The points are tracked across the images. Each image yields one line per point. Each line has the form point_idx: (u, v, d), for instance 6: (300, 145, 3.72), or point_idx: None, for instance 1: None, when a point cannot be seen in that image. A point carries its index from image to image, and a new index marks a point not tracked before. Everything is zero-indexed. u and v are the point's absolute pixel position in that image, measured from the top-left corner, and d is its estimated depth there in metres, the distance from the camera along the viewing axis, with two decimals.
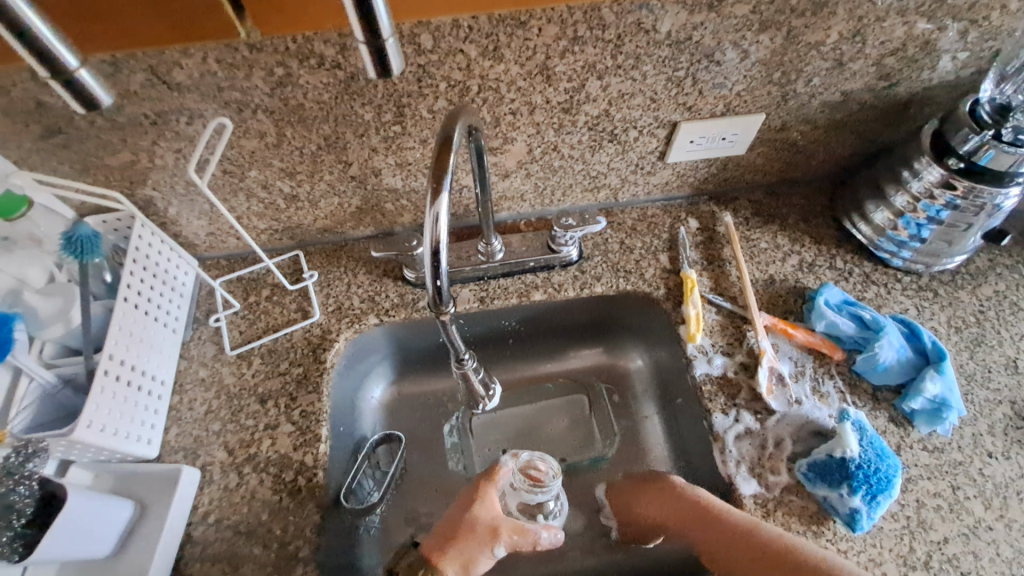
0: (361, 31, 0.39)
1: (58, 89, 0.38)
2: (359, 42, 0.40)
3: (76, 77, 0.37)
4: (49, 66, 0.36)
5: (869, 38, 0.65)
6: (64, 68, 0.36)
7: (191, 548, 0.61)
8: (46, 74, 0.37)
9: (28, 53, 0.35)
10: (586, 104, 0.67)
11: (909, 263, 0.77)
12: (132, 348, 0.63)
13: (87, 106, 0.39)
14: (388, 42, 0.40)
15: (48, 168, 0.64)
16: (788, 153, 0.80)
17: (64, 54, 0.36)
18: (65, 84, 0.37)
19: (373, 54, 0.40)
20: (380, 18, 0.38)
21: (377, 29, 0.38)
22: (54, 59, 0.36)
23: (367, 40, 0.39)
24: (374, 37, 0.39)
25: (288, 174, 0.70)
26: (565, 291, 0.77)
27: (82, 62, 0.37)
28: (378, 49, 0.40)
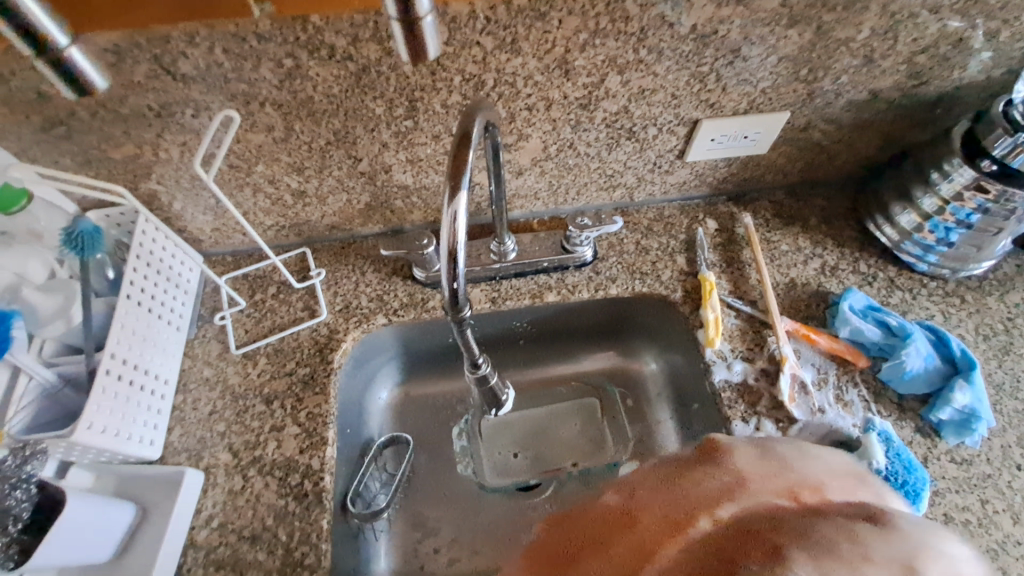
0: (396, 7, 0.36)
1: (49, 73, 0.36)
2: (393, 21, 0.37)
3: (66, 58, 0.35)
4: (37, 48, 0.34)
5: (901, 34, 0.62)
6: (50, 48, 0.35)
7: (193, 553, 0.60)
8: (32, 54, 0.35)
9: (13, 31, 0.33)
10: (605, 100, 0.65)
11: (935, 268, 0.74)
12: (134, 347, 0.61)
13: (82, 91, 0.38)
14: (424, 19, 0.37)
15: (50, 161, 0.62)
16: (810, 153, 0.77)
17: (52, 31, 0.34)
18: (52, 64, 0.35)
19: (407, 35, 0.38)
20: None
21: (412, 5, 0.36)
22: (43, 41, 0.34)
23: (402, 17, 0.36)
24: (407, 16, 0.36)
25: (296, 170, 0.68)
26: (579, 292, 0.75)
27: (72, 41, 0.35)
28: (412, 29, 0.37)
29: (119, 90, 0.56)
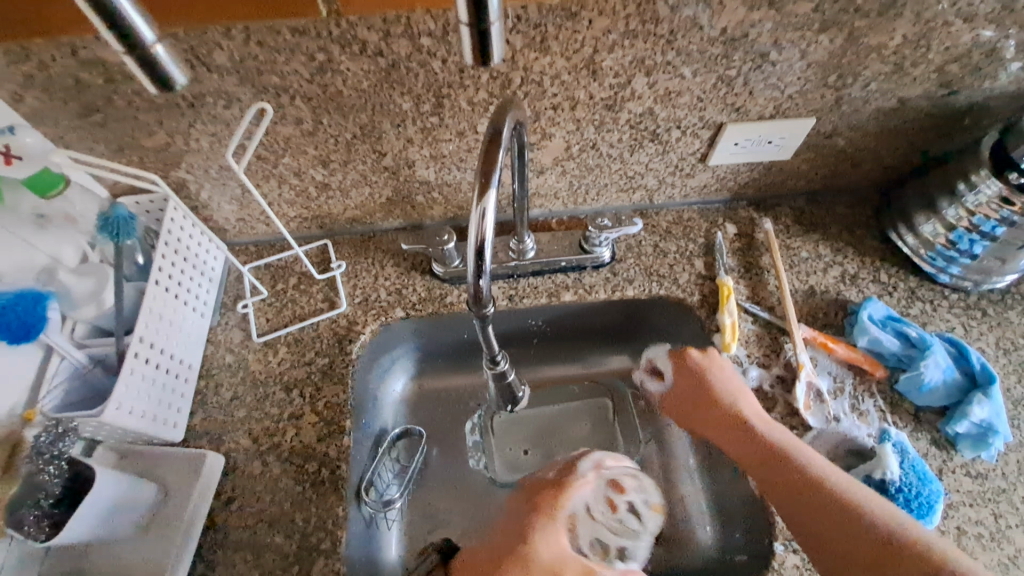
0: (467, 13, 0.36)
1: (133, 70, 0.36)
2: (462, 25, 0.37)
3: (152, 54, 0.34)
4: (121, 36, 0.33)
5: (933, 43, 0.61)
6: (139, 43, 0.34)
7: (213, 534, 0.61)
8: (122, 51, 0.34)
9: (103, 24, 0.33)
10: (630, 102, 0.65)
11: (957, 280, 0.73)
12: (161, 332, 0.63)
13: (161, 87, 0.37)
14: (492, 27, 0.37)
15: (85, 147, 0.64)
16: (834, 160, 0.77)
17: (142, 30, 0.34)
18: (144, 66, 0.35)
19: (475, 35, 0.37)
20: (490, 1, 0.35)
21: (485, 11, 0.36)
22: (125, 28, 0.33)
23: (472, 23, 0.36)
24: (479, 22, 0.36)
25: (322, 163, 0.69)
26: (596, 293, 0.75)
27: (159, 39, 0.35)
28: (480, 34, 0.37)
29: None
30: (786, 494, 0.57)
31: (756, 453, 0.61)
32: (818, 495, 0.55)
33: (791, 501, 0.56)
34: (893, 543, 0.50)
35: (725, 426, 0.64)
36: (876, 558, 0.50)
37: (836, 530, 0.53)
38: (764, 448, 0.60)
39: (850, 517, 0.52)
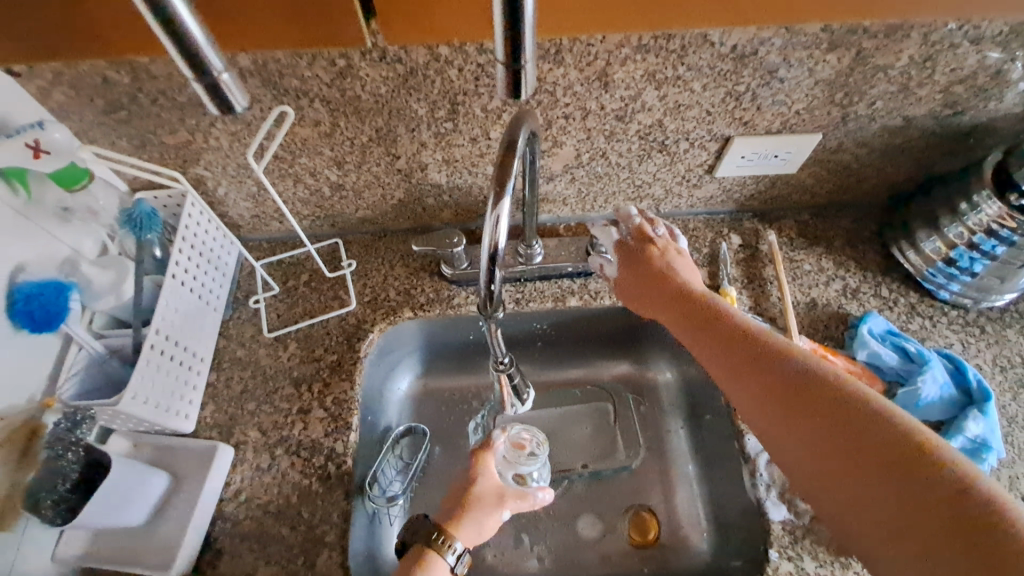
0: (505, 54, 0.39)
1: (200, 91, 0.39)
2: (499, 62, 0.40)
3: (219, 81, 0.38)
4: (196, 67, 0.37)
5: (940, 64, 0.62)
6: (209, 73, 0.38)
7: (221, 524, 0.63)
8: (194, 78, 0.38)
9: (182, 57, 0.36)
10: (640, 113, 0.66)
11: (957, 297, 0.74)
12: (177, 324, 0.65)
13: (223, 109, 0.41)
14: (525, 67, 0.40)
15: (107, 142, 0.65)
16: (839, 176, 0.78)
17: (213, 60, 0.37)
18: (209, 88, 0.39)
19: (509, 77, 0.40)
20: (526, 46, 0.38)
21: (520, 54, 0.38)
22: (201, 61, 0.37)
23: (507, 63, 0.39)
24: (514, 62, 0.39)
25: (336, 164, 0.70)
26: (601, 298, 0.76)
27: (226, 68, 0.38)
28: (514, 72, 0.40)
29: (179, 80, 0.59)
30: (843, 430, 0.45)
31: (733, 347, 0.55)
32: (792, 383, 0.50)
33: (762, 394, 0.51)
34: (905, 442, 0.42)
35: (693, 319, 0.61)
36: (886, 465, 0.43)
37: (809, 419, 0.48)
38: (734, 338, 0.56)
39: (826, 405, 0.47)
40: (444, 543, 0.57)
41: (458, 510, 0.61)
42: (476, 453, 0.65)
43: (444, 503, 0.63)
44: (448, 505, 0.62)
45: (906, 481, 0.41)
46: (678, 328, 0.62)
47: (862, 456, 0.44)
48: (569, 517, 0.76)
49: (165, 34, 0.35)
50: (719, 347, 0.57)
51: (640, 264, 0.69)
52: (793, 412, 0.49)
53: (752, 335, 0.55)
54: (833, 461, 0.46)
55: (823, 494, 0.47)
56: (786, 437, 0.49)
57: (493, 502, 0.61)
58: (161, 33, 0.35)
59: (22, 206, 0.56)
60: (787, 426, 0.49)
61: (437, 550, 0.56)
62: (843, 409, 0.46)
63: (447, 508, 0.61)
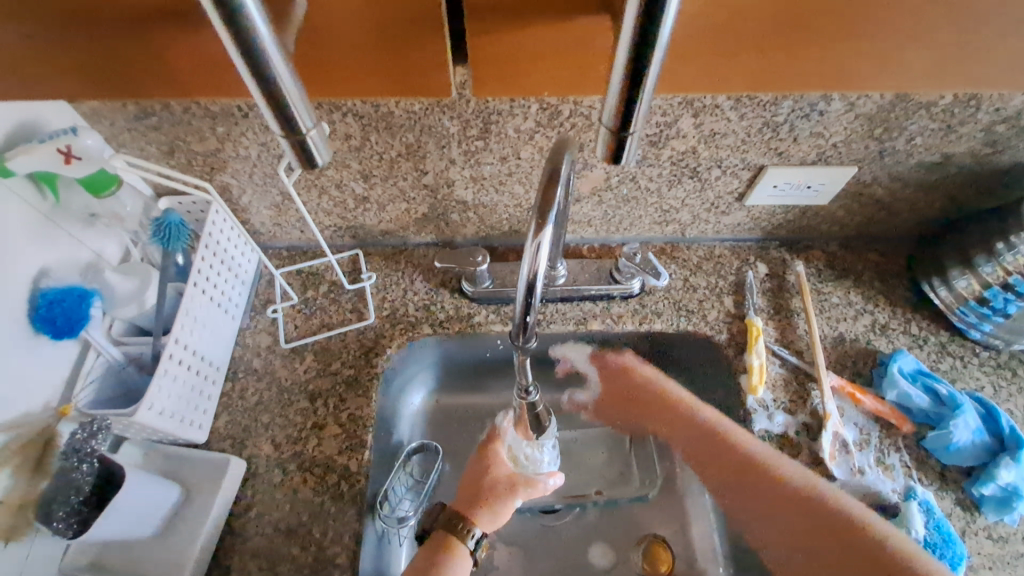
0: (613, 118, 0.36)
1: (284, 145, 0.36)
2: (604, 126, 0.37)
3: (307, 137, 0.36)
4: (285, 123, 0.34)
5: (984, 103, 0.61)
6: (297, 128, 0.35)
7: (230, 539, 0.62)
8: (279, 132, 0.35)
9: (272, 113, 0.34)
10: (675, 140, 0.65)
11: (989, 337, 0.72)
12: (195, 333, 0.64)
13: (306, 163, 0.38)
14: (633, 136, 0.37)
15: (136, 148, 0.65)
16: (871, 209, 0.76)
17: (301, 115, 0.35)
18: (295, 143, 0.36)
19: (613, 142, 0.38)
20: (639, 113, 0.36)
21: (630, 121, 0.36)
22: (291, 118, 0.34)
23: (615, 128, 0.37)
24: (622, 128, 0.37)
25: (363, 177, 0.70)
26: (623, 323, 0.75)
27: (315, 123, 0.36)
28: (620, 139, 0.37)
29: None
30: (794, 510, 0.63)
31: (714, 454, 0.70)
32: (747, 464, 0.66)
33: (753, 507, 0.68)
34: (851, 529, 0.60)
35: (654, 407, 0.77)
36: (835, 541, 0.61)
37: (802, 512, 0.63)
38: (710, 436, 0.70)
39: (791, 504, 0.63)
40: (466, 531, 0.62)
41: (475, 497, 0.65)
42: (487, 445, 0.71)
43: (459, 491, 0.67)
44: (464, 494, 0.67)
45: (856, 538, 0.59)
46: (614, 395, 0.81)
47: (835, 530, 0.61)
48: (583, 546, 0.74)
49: (257, 87, 0.32)
50: (683, 433, 0.74)
51: (624, 395, 0.80)
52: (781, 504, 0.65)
53: (749, 459, 0.66)
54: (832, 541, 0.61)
55: (832, 551, 0.62)
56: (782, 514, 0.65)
57: (505, 487, 0.66)
58: (253, 87, 0.32)
59: (49, 210, 0.57)
60: (758, 512, 0.68)
61: (460, 537, 0.61)
62: (808, 513, 0.63)
63: (466, 496, 0.66)
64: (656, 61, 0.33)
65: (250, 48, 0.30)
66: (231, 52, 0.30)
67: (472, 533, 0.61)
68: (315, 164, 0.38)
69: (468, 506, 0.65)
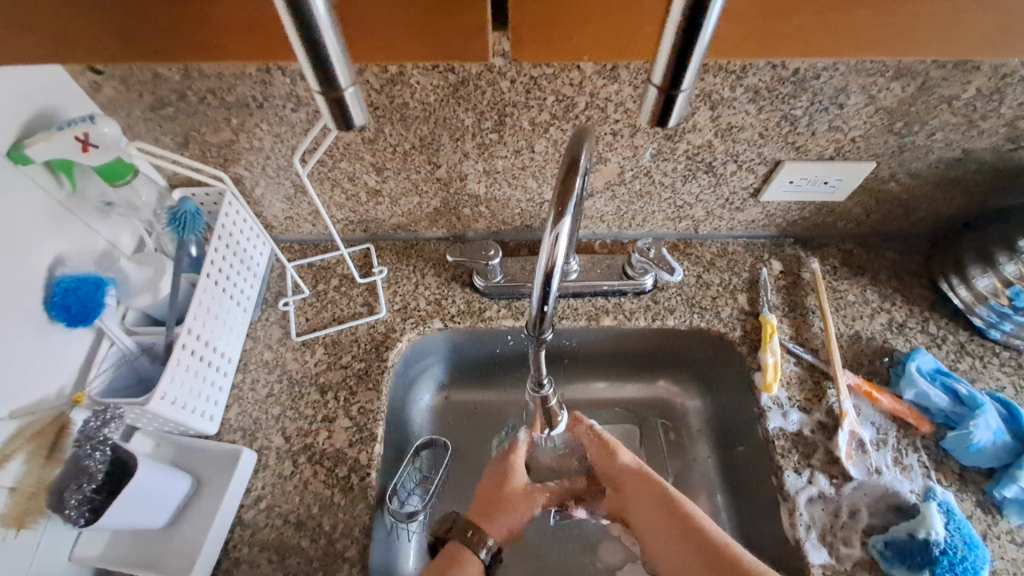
0: (663, 78, 0.35)
1: (320, 105, 0.36)
2: (652, 86, 0.36)
3: (345, 95, 0.35)
4: (325, 81, 0.34)
5: (1008, 97, 0.60)
6: (336, 86, 0.35)
7: (240, 531, 0.61)
8: (317, 89, 0.35)
9: (314, 72, 0.34)
10: (691, 133, 0.65)
11: (1009, 337, 0.71)
12: (207, 324, 0.64)
13: (341, 125, 0.38)
14: (682, 95, 0.36)
15: (151, 138, 0.65)
16: (888, 206, 0.76)
17: (341, 74, 0.34)
18: (331, 102, 0.36)
19: (661, 102, 0.37)
20: (690, 72, 0.34)
21: (680, 80, 0.35)
22: (331, 75, 0.34)
23: (664, 87, 0.36)
24: (671, 87, 0.35)
25: (376, 170, 0.70)
26: (636, 319, 0.74)
27: (353, 82, 0.35)
28: (669, 98, 0.36)
29: (229, 80, 0.58)
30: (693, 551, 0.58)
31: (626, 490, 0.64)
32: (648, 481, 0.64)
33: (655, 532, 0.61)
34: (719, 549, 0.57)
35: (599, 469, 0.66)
36: None
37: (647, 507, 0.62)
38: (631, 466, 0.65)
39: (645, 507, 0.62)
40: (479, 541, 0.61)
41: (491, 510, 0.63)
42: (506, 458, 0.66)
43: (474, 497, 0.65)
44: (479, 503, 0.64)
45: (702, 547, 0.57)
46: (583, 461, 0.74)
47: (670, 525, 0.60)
48: (593, 545, 0.73)
49: (300, 45, 0.32)
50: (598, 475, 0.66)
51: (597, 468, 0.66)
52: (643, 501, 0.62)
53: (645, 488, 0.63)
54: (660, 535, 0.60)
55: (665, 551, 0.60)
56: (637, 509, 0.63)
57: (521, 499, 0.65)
58: (297, 43, 0.32)
59: (65, 198, 0.57)
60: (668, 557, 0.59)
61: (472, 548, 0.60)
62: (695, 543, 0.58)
63: (481, 502, 0.64)
64: (711, 18, 0.31)
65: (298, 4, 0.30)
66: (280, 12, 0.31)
67: (486, 545, 0.60)
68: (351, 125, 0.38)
69: (482, 514, 0.63)
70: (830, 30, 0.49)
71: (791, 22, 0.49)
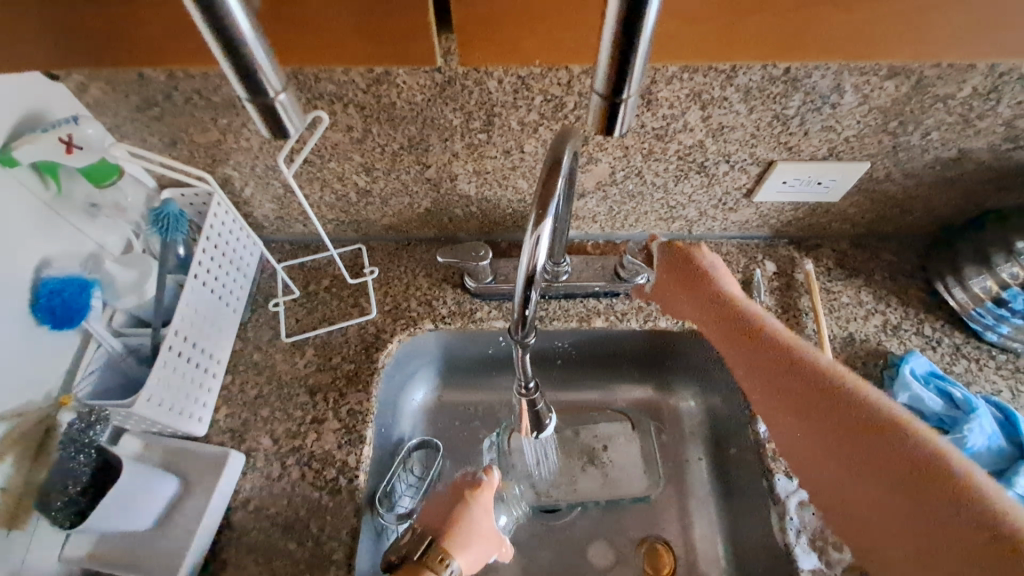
0: (605, 85, 0.35)
1: (252, 114, 0.36)
2: (596, 94, 0.36)
3: (276, 104, 0.35)
4: (253, 89, 0.33)
5: (1004, 96, 0.59)
6: (266, 94, 0.34)
7: (228, 533, 0.61)
8: (246, 97, 0.34)
9: (240, 81, 0.33)
10: (682, 133, 0.64)
11: (1006, 340, 0.70)
12: (196, 326, 0.64)
13: (275, 132, 0.37)
14: (626, 103, 0.36)
15: (138, 139, 0.65)
16: (884, 206, 0.75)
17: (271, 81, 0.34)
18: (263, 110, 0.35)
19: (605, 111, 0.37)
20: (632, 79, 0.34)
21: (623, 88, 0.34)
22: (258, 81, 0.33)
23: (606, 96, 0.35)
24: (613, 95, 0.35)
25: (365, 170, 0.69)
26: (627, 321, 0.74)
27: (284, 89, 0.35)
28: (612, 106, 0.36)
29: (214, 80, 0.58)
30: (825, 410, 0.50)
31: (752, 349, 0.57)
32: (847, 419, 0.49)
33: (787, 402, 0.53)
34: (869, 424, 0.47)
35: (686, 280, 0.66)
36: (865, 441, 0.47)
37: (860, 473, 0.47)
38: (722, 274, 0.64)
39: (877, 447, 0.46)
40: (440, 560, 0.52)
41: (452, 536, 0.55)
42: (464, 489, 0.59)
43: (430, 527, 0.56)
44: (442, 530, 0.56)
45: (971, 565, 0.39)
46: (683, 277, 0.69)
47: (902, 489, 0.44)
48: (584, 546, 0.72)
49: (223, 54, 0.31)
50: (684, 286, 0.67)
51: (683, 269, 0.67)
52: (850, 451, 0.48)
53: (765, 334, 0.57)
54: (863, 484, 0.47)
55: (881, 551, 0.46)
56: (824, 476, 0.51)
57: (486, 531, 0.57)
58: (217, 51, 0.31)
59: (50, 199, 0.57)
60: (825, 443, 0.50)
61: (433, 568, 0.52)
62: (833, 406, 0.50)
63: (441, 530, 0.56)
64: (645, 29, 0.31)
65: (214, 12, 0.29)
66: (195, 18, 0.30)
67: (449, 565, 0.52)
68: (287, 134, 0.37)
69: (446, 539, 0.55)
70: (805, 33, 0.49)
71: (761, 21, 0.48)
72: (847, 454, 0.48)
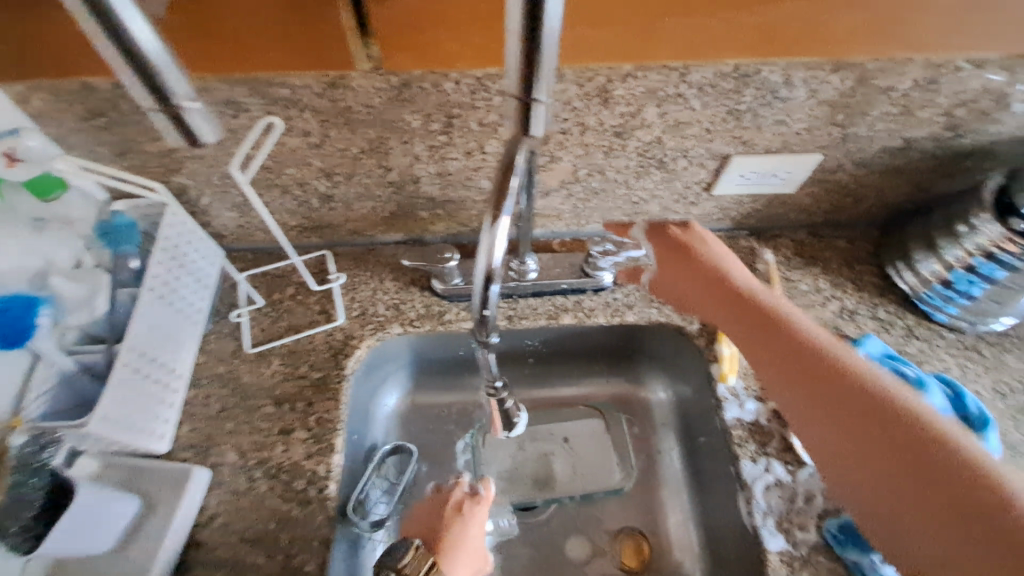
0: (519, 87, 0.37)
1: (160, 122, 0.33)
2: (511, 96, 0.38)
3: (183, 110, 0.32)
4: (154, 93, 0.31)
5: (943, 87, 0.61)
6: (169, 99, 0.31)
7: (194, 551, 0.60)
8: (150, 105, 0.32)
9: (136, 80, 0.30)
10: (639, 130, 0.65)
11: (954, 320, 0.73)
12: (152, 340, 0.61)
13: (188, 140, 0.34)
14: (540, 104, 0.39)
15: (85, 149, 0.63)
16: (837, 195, 0.77)
17: (172, 83, 0.31)
18: (172, 118, 0.32)
19: (520, 112, 0.39)
20: (541, 82, 0.37)
21: (535, 91, 0.37)
22: (158, 84, 0.30)
23: (521, 98, 0.38)
24: (527, 97, 0.38)
25: (326, 174, 0.68)
26: (595, 317, 0.74)
27: (193, 95, 0.32)
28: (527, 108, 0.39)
29: None
30: (812, 381, 0.59)
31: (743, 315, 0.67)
32: (817, 368, 0.59)
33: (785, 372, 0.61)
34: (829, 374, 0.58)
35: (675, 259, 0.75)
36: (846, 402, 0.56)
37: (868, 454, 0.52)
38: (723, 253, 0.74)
39: (850, 396, 0.56)
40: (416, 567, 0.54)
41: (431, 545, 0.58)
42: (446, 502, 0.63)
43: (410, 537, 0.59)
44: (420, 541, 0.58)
45: (984, 533, 0.44)
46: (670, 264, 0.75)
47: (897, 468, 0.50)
48: (560, 541, 0.73)
49: (116, 55, 0.29)
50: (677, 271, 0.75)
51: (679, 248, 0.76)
52: (849, 437, 0.54)
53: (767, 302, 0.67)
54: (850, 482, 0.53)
55: (835, 466, 0.54)
56: (814, 423, 0.57)
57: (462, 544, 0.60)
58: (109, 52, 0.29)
59: None
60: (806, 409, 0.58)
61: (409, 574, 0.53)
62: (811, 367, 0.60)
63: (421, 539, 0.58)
64: (547, 41, 0.34)
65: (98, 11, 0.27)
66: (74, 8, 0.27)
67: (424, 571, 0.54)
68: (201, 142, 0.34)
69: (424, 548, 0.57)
70: (713, 24, 0.55)
71: (668, 20, 0.54)
72: (841, 421, 0.55)
